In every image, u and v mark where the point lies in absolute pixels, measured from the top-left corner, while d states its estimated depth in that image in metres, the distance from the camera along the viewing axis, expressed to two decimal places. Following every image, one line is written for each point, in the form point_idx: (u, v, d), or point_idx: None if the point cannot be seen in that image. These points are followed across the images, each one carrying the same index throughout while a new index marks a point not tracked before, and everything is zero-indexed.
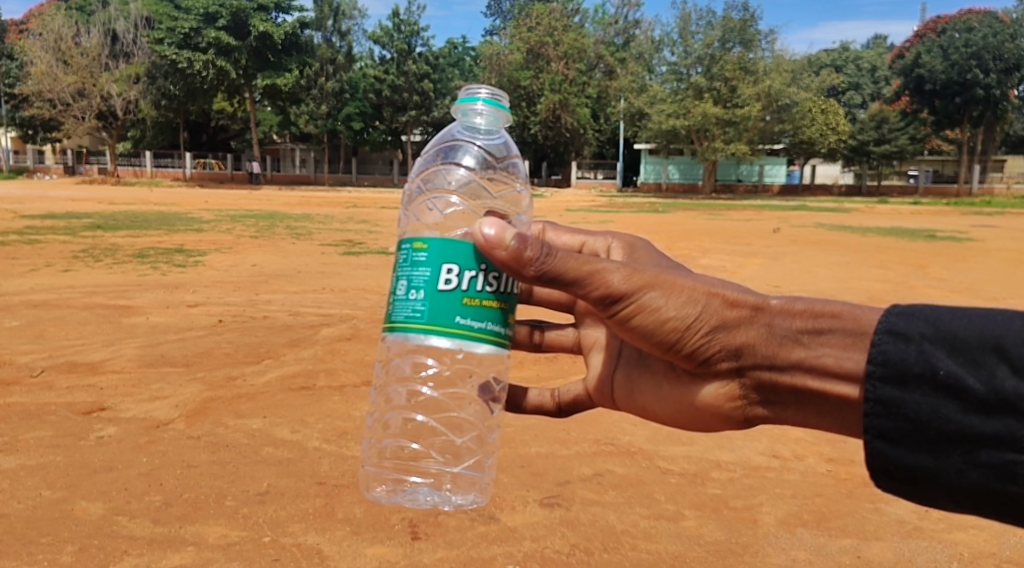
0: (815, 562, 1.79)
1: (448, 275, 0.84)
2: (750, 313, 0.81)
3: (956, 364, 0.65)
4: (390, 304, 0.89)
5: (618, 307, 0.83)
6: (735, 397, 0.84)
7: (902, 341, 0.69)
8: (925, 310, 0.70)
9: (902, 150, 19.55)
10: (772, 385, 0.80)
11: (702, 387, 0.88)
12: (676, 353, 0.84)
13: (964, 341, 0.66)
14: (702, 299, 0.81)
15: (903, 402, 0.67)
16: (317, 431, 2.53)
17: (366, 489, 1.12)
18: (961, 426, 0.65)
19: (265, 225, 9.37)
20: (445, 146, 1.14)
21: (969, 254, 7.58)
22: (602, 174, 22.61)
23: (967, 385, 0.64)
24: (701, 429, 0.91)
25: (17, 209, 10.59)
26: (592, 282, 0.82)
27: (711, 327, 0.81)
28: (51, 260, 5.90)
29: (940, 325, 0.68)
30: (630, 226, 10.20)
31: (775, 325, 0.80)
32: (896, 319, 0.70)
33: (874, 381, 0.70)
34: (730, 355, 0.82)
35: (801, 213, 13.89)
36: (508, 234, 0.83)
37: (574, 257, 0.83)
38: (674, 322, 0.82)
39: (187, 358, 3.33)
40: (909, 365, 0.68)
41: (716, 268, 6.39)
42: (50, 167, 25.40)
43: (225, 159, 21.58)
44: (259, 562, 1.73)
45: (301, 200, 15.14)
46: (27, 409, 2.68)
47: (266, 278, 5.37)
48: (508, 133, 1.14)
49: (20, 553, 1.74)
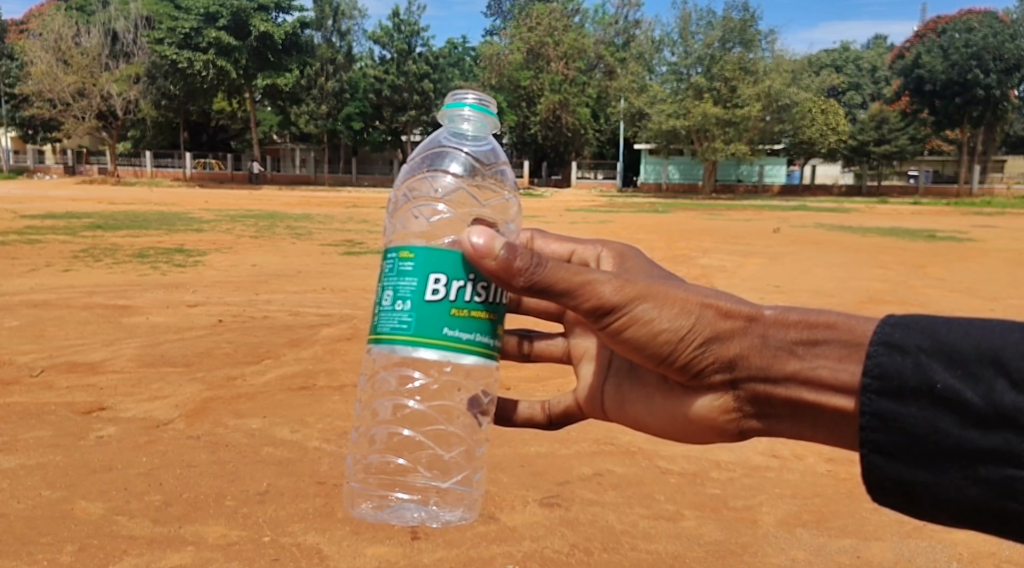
0: (815, 562, 1.79)
1: (436, 285, 0.84)
2: (744, 323, 0.81)
3: (955, 377, 0.64)
4: (376, 316, 0.89)
5: (611, 321, 0.83)
6: (730, 408, 0.84)
7: (896, 352, 0.67)
8: (922, 322, 0.68)
9: (902, 150, 19.58)
10: (765, 398, 0.80)
11: (696, 399, 0.88)
12: (672, 365, 0.84)
13: (962, 354, 0.64)
14: (695, 311, 0.81)
15: (900, 415, 0.65)
16: (317, 431, 2.53)
17: (351, 507, 1.14)
18: (957, 441, 0.63)
19: (265, 225, 9.37)
20: (428, 151, 1.14)
21: (970, 254, 7.57)
22: (602, 174, 22.58)
23: (966, 399, 0.62)
24: (697, 442, 0.91)
25: (16, 209, 10.57)
26: (584, 295, 0.83)
27: (704, 339, 0.81)
28: (50, 260, 5.90)
29: (935, 337, 0.66)
30: (630, 226, 10.18)
31: (770, 335, 0.79)
32: (892, 330, 0.69)
33: (870, 394, 0.67)
34: (723, 368, 0.82)
35: (801, 213, 13.90)
36: (500, 245, 0.84)
37: (564, 268, 0.83)
38: (669, 335, 0.82)
39: (188, 358, 3.33)
40: (904, 377, 0.66)
41: (717, 268, 6.39)
42: (50, 166, 25.39)
43: (225, 159, 21.56)
44: (258, 562, 1.72)
45: (301, 200, 15.15)
46: (27, 409, 2.68)
47: (265, 278, 5.38)
48: (495, 140, 1.14)
49: (21, 553, 1.74)
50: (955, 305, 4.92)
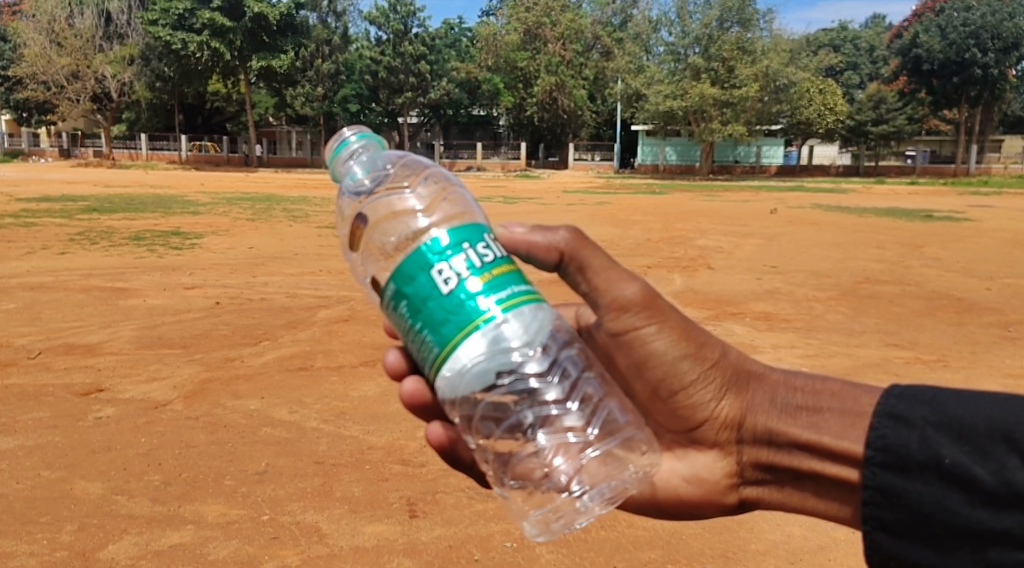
0: (809, 539, 1.79)
1: (483, 248, 0.73)
2: (752, 378, 0.87)
3: (964, 453, 0.64)
4: (459, 285, 0.70)
5: (631, 321, 0.86)
6: (731, 472, 0.87)
7: (903, 426, 0.68)
8: (926, 393, 0.69)
9: (900, 130, 19.46)
10: (769, 464, 0.83)
11: (695, 459, 0.90)
12: (679, 403, 0.89)
13: (971, 429, 0.64)
14: (719, 349, 0.87)
15: (905, 493, 0.66)
16: (315, 411, 2.53)
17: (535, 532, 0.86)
18: (967, 521, 0.62)
19: (261, 207, 9.35)
20: (338, 189, 0.99)
21: (966, 234, 7.61)
22: (600, 155, 22.21)
23: (975, 475, 0.62)
24: (665, 516, 0.92)
25: (12, 192, 10.48)
26: (610, 287, 0.85)
27: (723, 380, 0.86)
28: (37, 244, 5.83)
29: (943, 410, 0.67)
30: (625, 207, 10.19)
31: (777, 394, 0.84)
32: (898, 402, 0.70)
33: (874, 468, 0.69)
34: (731, 427, 0.86)
35: (797, 193, 13.90)
36: (540, 233, 0.87)
37: (602, 256, 0.86)
38: (684, 369, 0.87)
39: (185, 340, 3.33)
40: (910, 452, 0.66)
41: (715, 249, 6.38)
42: (46, 149, 25.21)
43: (220, 142, 21.39)
44: (258, 540, 1.74)
45: (298, 183, 15.06)
46: (25, 390, 2.68)
47: (252, 260, 5.36)
48: (405, 153, 1.00)
49: (21, 532, 1.75)
50: (952, 285, 4.95)
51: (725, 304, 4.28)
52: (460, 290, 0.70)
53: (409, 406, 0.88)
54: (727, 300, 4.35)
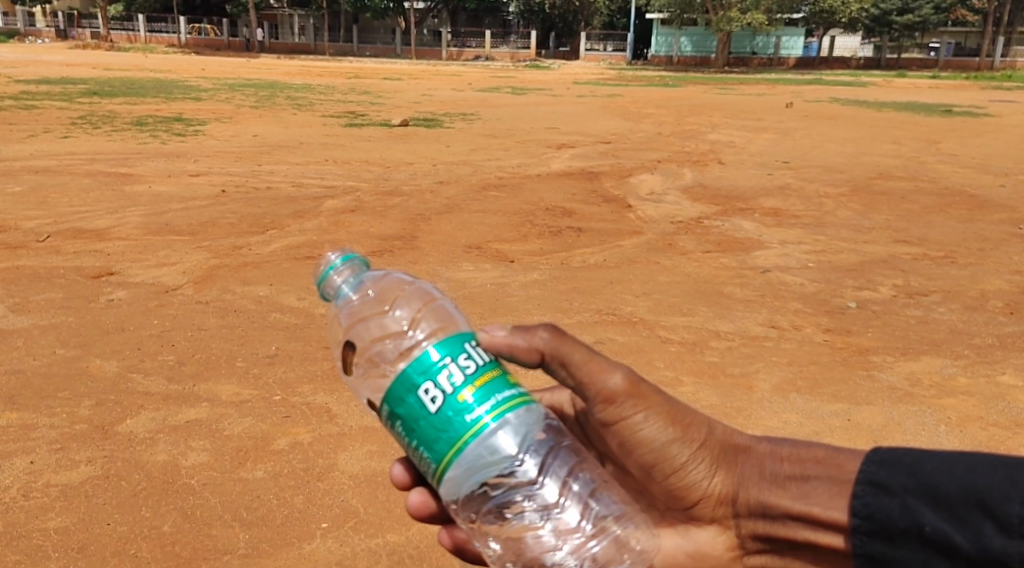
0: (805, 424, 1.80)
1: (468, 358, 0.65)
2: (740, 451, 0.85)
3: (945, 519, 0.62)
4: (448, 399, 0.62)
5: (620, 411, 0.82)
6: (731, 543, 0.84)
7: (886, 493, 0.66)
8: (910, 457, 0.67)
9: (926, 21, 18.75)
10: (768, 536, 0.80)
11: (697, 533, 0.88)
12: (670, 480, 0.86)
13: (947, 494, 0.63)
14: (704, 427, 0.86)
15: (889, 553, 0.65)
16: (323, 299, 2.56)
17: None
18: None
19: (266, 95, 9.19)
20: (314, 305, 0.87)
21: (985, 129, 7.45)
22: (612, 46, 21.50)
23: (955, 541, 0.60)
24: None
25: (11, 74, 10.28)
26: (594, 379, 0.79)
27: (714, 455, 0.85)
28: (40, 127, 5.77)
29: (920, 475, 0.65)
30: (637, 100, 9.97)
31: (764, 463, 0.82)
32: (877, 466, 0.69)
33: (864, 534, 0.67)
34: (723, 501, 0.84)
35: (815, 86, 13.53)
36: (519, 333, 0.78)
37: (585, 349, 0.80)
38: (675, 450, 0.85)
39: (192, 227, 3.34)
40: (895, 518, 0.65)
41: (726, 144, 6.29)
42: (42, 30, 24.51)
43: (220, 26, 20.74)
44: (269, 419, 1.80)
45: (302, 71, 14.72)
46: (37, 272, 2.72)
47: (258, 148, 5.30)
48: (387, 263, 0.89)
49: (39, 406, 1.81)
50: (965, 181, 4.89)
51: (733, 199, 4.25)
52: (453, 401, 0.62)
53: (416, 517, 0.82)
54: (735, 196, 4.32)
